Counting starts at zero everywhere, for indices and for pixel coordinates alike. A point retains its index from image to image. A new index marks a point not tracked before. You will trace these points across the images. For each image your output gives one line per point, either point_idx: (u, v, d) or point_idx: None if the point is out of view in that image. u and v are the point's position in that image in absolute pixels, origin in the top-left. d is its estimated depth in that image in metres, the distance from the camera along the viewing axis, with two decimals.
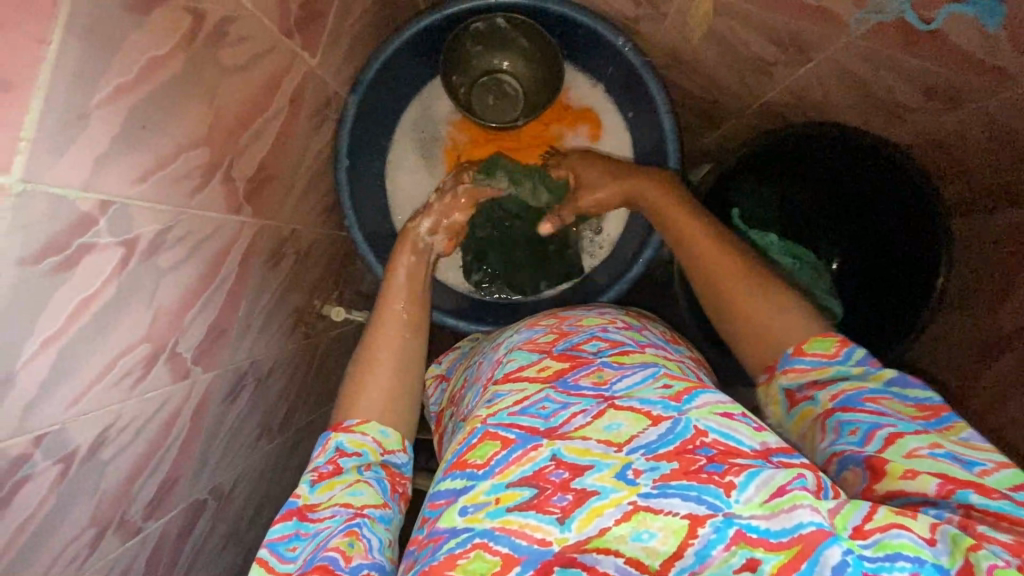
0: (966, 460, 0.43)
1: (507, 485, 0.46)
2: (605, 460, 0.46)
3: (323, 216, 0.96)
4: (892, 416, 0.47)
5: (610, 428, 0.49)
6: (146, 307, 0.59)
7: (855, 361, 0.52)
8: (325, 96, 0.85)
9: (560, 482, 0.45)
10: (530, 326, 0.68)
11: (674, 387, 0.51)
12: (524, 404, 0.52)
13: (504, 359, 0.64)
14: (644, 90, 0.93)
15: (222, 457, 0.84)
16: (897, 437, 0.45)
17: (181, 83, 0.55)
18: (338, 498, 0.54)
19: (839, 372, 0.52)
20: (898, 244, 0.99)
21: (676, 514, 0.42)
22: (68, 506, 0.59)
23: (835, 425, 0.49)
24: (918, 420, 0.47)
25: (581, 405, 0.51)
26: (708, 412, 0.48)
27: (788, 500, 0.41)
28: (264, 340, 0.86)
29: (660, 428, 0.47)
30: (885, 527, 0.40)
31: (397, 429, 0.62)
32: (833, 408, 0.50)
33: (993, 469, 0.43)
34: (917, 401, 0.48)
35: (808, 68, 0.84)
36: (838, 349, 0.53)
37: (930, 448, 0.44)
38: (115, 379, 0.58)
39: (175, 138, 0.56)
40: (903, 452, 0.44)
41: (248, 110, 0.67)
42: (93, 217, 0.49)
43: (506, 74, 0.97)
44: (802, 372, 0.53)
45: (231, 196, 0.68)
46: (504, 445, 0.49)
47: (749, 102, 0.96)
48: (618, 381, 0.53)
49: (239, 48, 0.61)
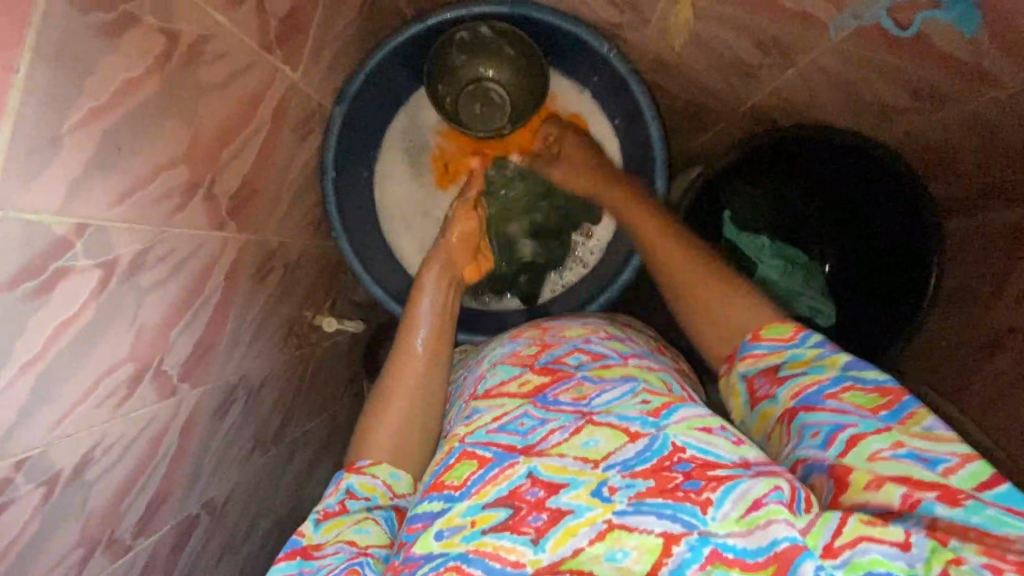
0: (929, 459, 0.43)
1: (483, 506, 0.46)
2: (581, 477, 0.46)
3: (311, 228, 0.96)
4: (854, 415, 0.47)
5: (588, 445, 0.49)
6: (129, 327, 0.59)
7: (811, 346, 0.52)
8: (310, 108, 0.85)
9: (535, 500, 0.45)
10: (513, 339, 0.69)
11: (652, 402, 0.52)
12: (502, 422, 0.53)
13: (486, 372, 0.64)
14: (632, 96, 0.93)
15: (215, 471, 0.84)
16: (859, 439, 0.45)
17: (158, 104, 0.55)
18: (344, 535, 0.53)
19: (797, 358, 0.52)
20: (888, 246, 0.98)
21: (650, 532, 0.42)
22: (54, 527, 0.59)
23: (798, 428, 0.49)
24: (879, 412, 0.47)
25: (559, 421, 0.51)
26: (686, 428, 0.48)
27: (764, 514, 0.41)
28: (254, 353, 0.86)
29: (638, 445, 0.48)
30: (853, 543, 0.40)
31: (408, 473, 0.62)
32: (795, 408, 0.50)
33: (957, 465, 0.42)
34: (876, 385, 0.48)
35: (792, 71, 0.84)
36: (794, 334, 0.54)
37: (892, 450, 0.44)
38: (98, 399, 0.58)
39: (152, 158, 0.56)
40: (864, 456, 0.44)
41: (229, 127, 0.67)
42: (69, 241, 0.49)
43: (491, 82, 0.97)
44: (759, 358, 0.54)
45: (214, 212, 0.68)
46: (481, 464, 0.49)
47: (737, 106, 0.96)
48: (598, 396, 0.53)
49: (217, 66, 0.61)
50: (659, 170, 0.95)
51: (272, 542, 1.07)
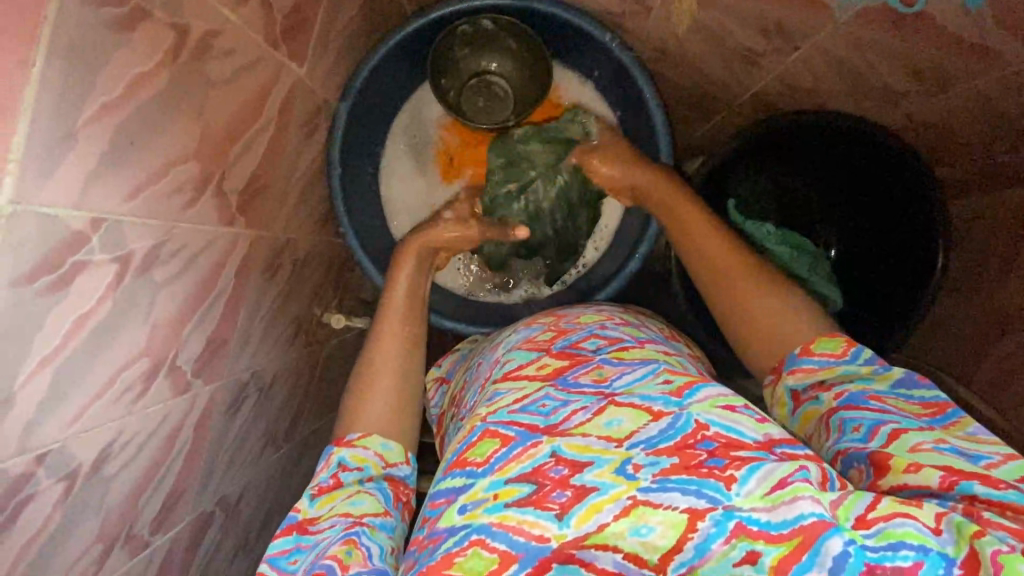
0: (972, 454, 0.44)
1: (506, 481, 0.47)
2: (605, 455, 0.47)
3: (319, 225, 0.97)
4: (898, 414, 0.48)
5: (611, 425, 0.49)
6: (144, 323, 0.59)
7: (864, 361, 0.53)
8: (315, 105, 0.85)
9: (560, 478, 0.46)
10: (528, 325, 0.69)
11: (674, 381, 0.52)
12: (524, 403, 0.53)
13: (503, 358, 0.64)
14: (633, 84, 0.93)
15: (227, 470, 0.87)
16: (900, 432, 0.46)
17: (169, 98, 0.54)
18: (339, 509, 0.54)
19: (847, 371, 0.53)
20: (896, 232, 0.99)
21: (675, 508, 0.43)
22: (74, 522, 0.59)
23: (838, 423, 0.50)
24: (924, 418, 0.48)
25: (581, 403, 0.52)
26: (708, 406, 0.49)
27: (788, 492, 0.42)
28: (264, 350, 0.89)
29: (661, 424, 0.48)
30: (889, 516, 0.40)
31: (399, 442, 0.62)
32: (838, 407, 0.51)
33: (999, 461, 0.44)
34: (924, 399, 0.50)
35: (795, 57, 0.84)
36: (847, 349, 0.54)
37: (934, 442, 0.45)
38: (116, 394, 0.58)
39: (165, 153, 0.56)
40: (907, 447, 0.45)
41: (237, 122, 0.66)
42: (85, 235, 0.49)
43: (495, 75, 0.97)
44: (810, 372, 0.54)
45: (225, 208, 0.68)
46: (504, 442, 0.50)
47: (740, 93, 0.97)
48: (618, 378, 0.54)
49: (224, 61, 0.61)
50: (663, 159, 0.95)
51: None
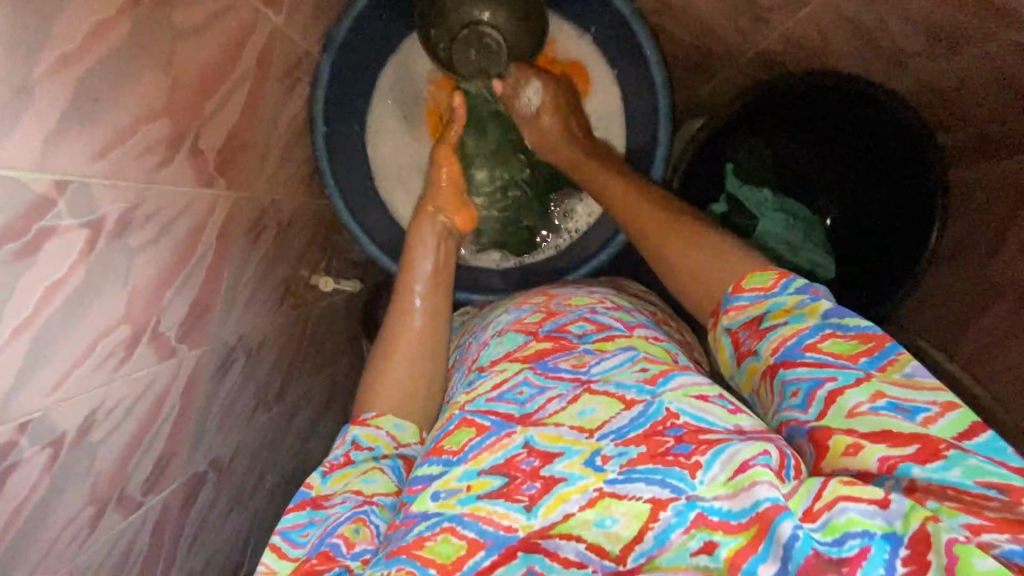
0: (909, 409, 0.43)
1: (479, 472, 0.49)
2: (575, 446, 0.49)
3: (303, 185, 0.94)
4: (833, 367, 0.46)
5: (583, 414, 0.51)
6: (122, 290, 0.58)
7: (792, 292, 0.52)
8: (296, 57, 0.80)
9: (530, 470, 0.48)
10: (519, 306, 0.69)
11: (650, 370, 0.54)
12: (502, 391, 0.55)
13: (490, 340, 0.65)
14: (634, 42, 0.89)
15: (218, 431, 0.88)
16: (837, 394, 0.45)
17: (134, 50, 0.50)
18: (351, 485, 0.55)
19: (776, 304, 0.52)
20: (898, 200, 0.98)
21: (638, 499, 0.44)
22: (63, 488, 0.59)
23: (780, 385, 0.49)
24: (858, 360, 0.46)
25: (558, 390, 0.54)
26: (682, 394, 0.50)
27: (748, 477, 0.42)
28: (250, 313, 0.88)
29: (632, 412, 0.50)
30: (832, 503, 0.41)
31: (413, 423, 0.64)
32: (775, 364, 0.49)
33: (936, 415, 0.42)
34: (860, 332, 0.48)
35: (804, 13, 0.82)
36: (776, 282, 0.54)
37: (871, 403, 0.44)
38: (97, 361, 0.57)
39: (132, 110, 0.52)
40: (844, 413, 0.44)
41: (212, 75, 0.62)
42: (51, 200, 0.46)
43: (487, 26, 0.91)
44: (740, 310, 0.55)
45: (202, 168, 0.65)
46: (479, 432, 0.52)
47: (745, 50, 0.94)
48: (596, 364, 0.56)
49: (193, 8, 0.56)
50: (664, 118, 0.92)
51: (280, 494, 1.13)
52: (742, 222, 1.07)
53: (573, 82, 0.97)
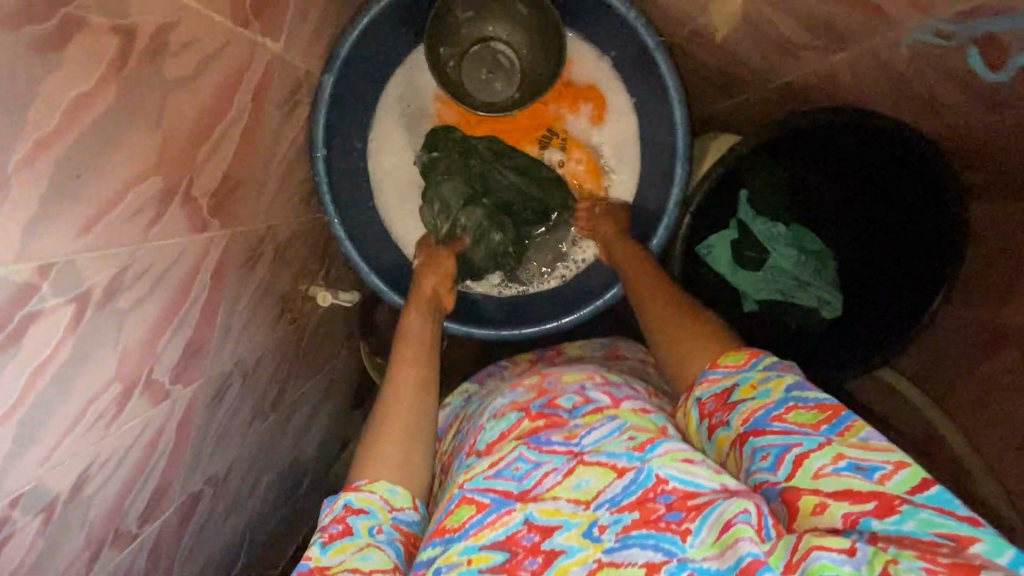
0: (866, 469, 0.45)
1: (481, 547, 0.49)
2: (573, 518, 0.49)
3: (301, 204, 0.90)
4: (798, 434, 0.49)
5: (579, 487, 0.51)
6: (112, 350, 0.55)
7: (760, 369, 0.56)
8: (296, 79, 0.75)
9: (531, 545, 0.48)
10: (513, 387, 0.67)
11: (638, 437, 0.54)
12: (498, 467, 0.54)
13: (487, 423, 0.63)
14: (654, 69, 0.84)
15: (214, 452, 0.88)
16: (802, 458, 0.47)
17: (120, 115, 0.46)
18: (349, 563, 0.54)
19: (746, 378, 0.56)
20: (917, 239, 0.97)
21: (634, 565, 0.45)
22: (58, 541, 0.59)
23: (751, 452, 0.51)
24: (820, 427, 0.49)
25: (553, 463, 0.53)
26: (669, 459, 0.51)
27: (732, 535, 0.44)
28: (247, 338, 0.86)
29: (625, 480, 0.50)
30: (807, 552, 0.42)
31: (406, 486, 0.61)
32: (745, 433, 0.52)
33: (891, 472, 0.45)
34: (819, 402, 0.51)
35: (841, 56, 0.76)
36: (748, 360, 0.57)
37: (832, 465, 0.46)
38: (89, 423, 0.56)
39: (120, 176, 0.48)
40: (808, 475, 0.47)
41: (206, 119, 0.58)
42: (35, 285, 0.43)
43: (500, 44, 0.89)
44: (714, 382, 0.57)
45: (196, 215, 0.61)
46: (479, 509, 0.51)
47: (771, 81, 0.89)
48: (587, 434, 0.56)
49: (185, 57, 0.51)
50: (682, 159, 0.86)
51: (274, 497, 1.15)
52: (751, 256, 1.05)
53: (588, 108, 0.93)
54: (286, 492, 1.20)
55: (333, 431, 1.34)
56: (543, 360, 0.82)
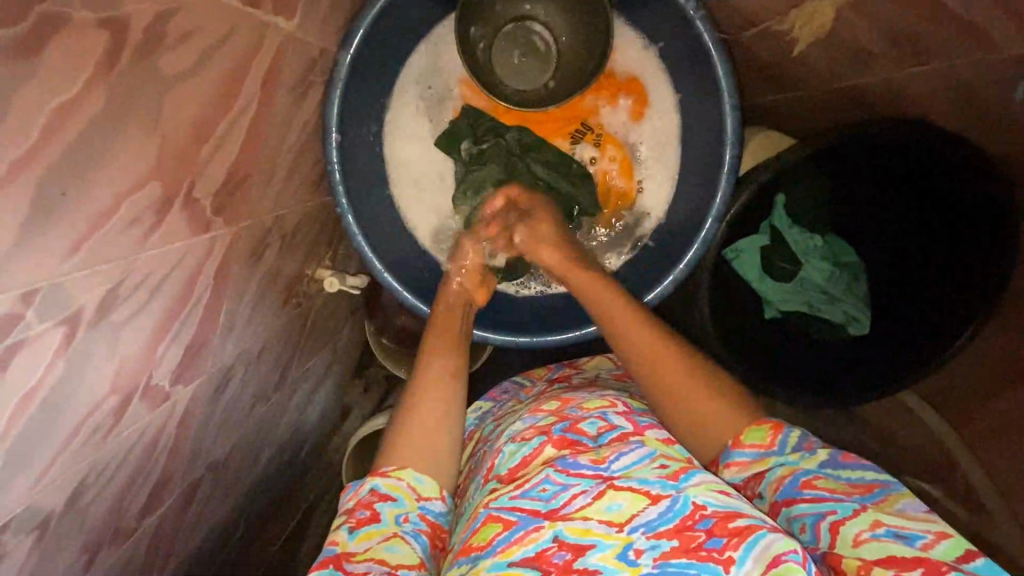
0: (907, 535, 0.47)
1: (509, 564, 0.46)
2: (606, 540, 0.47)
3: (311, 189, 0.84)
4: (833, 501, 0.50)
5: (612, 509, 0.48)
6: (107, 365, 0.51)
7: (791, 448, 0.55)
8: (311, 59, 0.68)
9: (562, 564, 0.46)
10: (532, 410, 0.63)
11: (670, 466, 0.52)
12: (524, 488, 0.52)
13: (504, 447, 0.59)
14: (707, 67, 0.76)
15: (216, 441, 0.86)
16: (839, 526, 0.48)
17: (108, 120, 0.41)
18: (375, 552, 0.52)
19: (775, 460, 0.55)
20: (963, 268, 0.89)
21: None
22: (53, 548, 0.57)
23: (788, 523, 0.51)
24: (852, 496, 0.50)
25: (581, 485, 0.50)
26: (704, 488, 0.49)
27: (783, 571, 0.43)
28: (251, 329, 0.82)
29: (659, 507, 0.48)
30: None
31: (433, 476, 0.59)
32: (778, 502, 0.52)
33: (932, 541, 0.46)
34: (851, 479, 0.52)
35: (925, 69, 0.68)
36: (772, 437, 0.56)
37: (871, 531, 0.47)
38: (84, 438, 0.53)
39: (112, 186, 0.43)
40: (850, 542, 0.47)
41: (210, 113, 0.51)
42: (17, 313, 0.39)
43: (537, 25, 0.84)
44: (743, 466, 0.56)
45: (198, 216, 0.56)
46: (506, 527, 0.49)
47: (828, 83, 0.80)
48: (616, 459, 0.52)
49: (186, 47, 0.45)
50: (727, 172, 0.79)
51: (272, 474, 1.14)
52: (783, 265, 0.98)
53: (629, 101, 0.86)
54: (286, 468, 1.19)
55: (335, 407, 1.32)
56: (560, 380, 0.78)
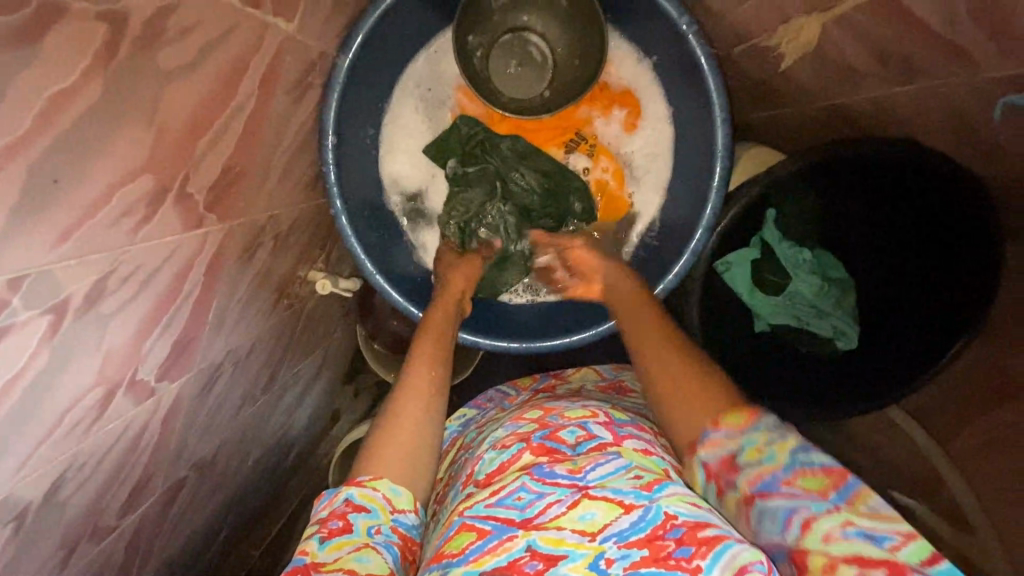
0: (876, 537, 0.44)
1: (481, 574, 0.46)
2: (578, 549, 0.47)
3: (306, 189, 0.85)
4: (805, 498, 0.47)
5: (585, 518, 0.49)
6: (93, 356, 0.51)
7: (764, 431, 0.52)
8: (309, 61, 0.68)
9: (534, 573, 0.46)
10: (514, 417, 0.63)
11: (644, 477, 0.52)
12: (499, 495, 0.52)
13: (484, 452, 0.60)
14: (699, 83, 0.78)
15: (202, 439, 0.85)
16: (811, 522, 0.46)
17: (103, 111, 0.41)
18: (345, 561, 0.51)
19: (750, 444, 0.51)
20: (947, 283, 0.90)
21: None
22: (30, 542, 0.56)
23: (756, 513, 0.49)
24: (828, 493, 0.47)
25: (556, 494, 0.50)
26: (677, 499, 0.50)
27: None
28: (241, 328, 0.82)
29: (632, 516, 0.48)
30: None
31: (409, 487, 0.58)
32: (751, 494, 0.49)
33: (900, 543, 0.44)
34: (825, 467, 0.49)
35: (909, 88, 0.70)
36: (749, 421, 0.53)
37: (841, 529, 0.45)
38: (66, 429, 0.52)
39: (105, 177, 0.43)
40: (818, 539, 0.45)
41: (206, 109, 0.52)
42: (4, 300, 0.39)
43: (533, 35, 0.86)
44: (717, 446, 0.52)
45: (191, 211, 0.56)
46: (479, 535, 0.49)
47: (818, 100, 0.82)
48: (592, 469, 0.53)
49: (184, 42, 0.46)
50: (717, 187, 0.80)
51: (259, 476, 1.13)
52: (772, 279, 1.00)
53: (620, 113, 0.87)
54: (272, 470, 1.18)
55: (325, 410, 1.31)
56: (545, 391, 0.78)
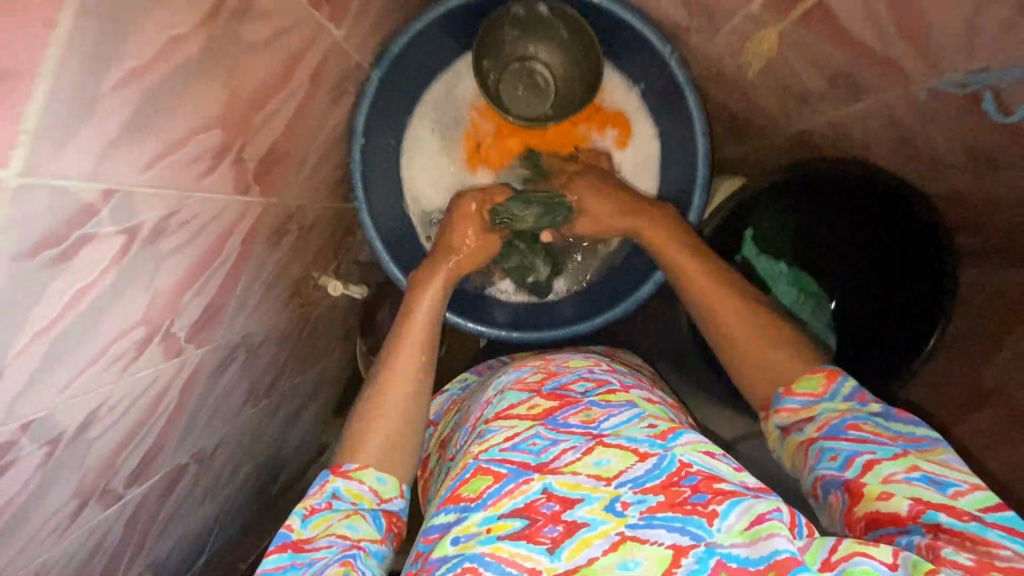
0: (940, 483, 0.48)
1: (500, 516, 0.49)
2: (594, 493, 0.50)
3: (329, 190, 0.93)
4: (873, 443, 0.52)
5: (600, 464, 0.52)
6: (144, 292, 0.56)
7: (842, 399, 0.57)
8: (348, 69, 0.79)
9: (551, 514, 0.49)
10: (518, 368, 0.68)
11: (658, 426, 0.55)
12: (515, 441, 0.54)
13: (493, 399, 0.63)
14: (683, 104, 0.90)
15: (208, 425, 0.87)
16: (873, 464, 0.50)
17: (197, 65, 0.50)
18: (335, 529, 0.55)
19: (827, 409, 0.57)
20: (908, 291, 0.99)
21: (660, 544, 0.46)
22: (52, 480, 0.58)
23: (819, 453, 0.54)
24: (897, 441, 0.52)
25: (570, 442, 0.54)
26: (692, 449, 0.52)
27: (765, 528, 0.45)
28: (258, 313, 0.87)
29: (647, 464, 0.51)
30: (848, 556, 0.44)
31: (395, 475, 0.62)
32: (818, 436, 0.55)
33: (966, 490, 0.47)
34: (901, 430, 0.53)
35: (857, 107, 0.82)
36: (825, 387, 0.58)
37: (904, 473, 0.49)
38: (108, 362, 0.56)
39: (186, 123, 0.51)
40: (879, 478, 0.49)
41: (268, 87, 0.61)
42: (95, 208, 0.45)
43: (539, 63, 0.95)
44: (792, 411, 0.58)
45: (241, 176, 0.64)
46: (496, 479, 0.52)
47: (784, 125, 0.95)
48: (606, 420, 0.56)
49: (263, 24, 0.56)
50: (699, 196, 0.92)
51: (251, 485, 1.12)
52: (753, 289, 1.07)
53: (613, 131, 0.99)
54: (263, 484, 1.16)
55: (319, 428, 1.31)
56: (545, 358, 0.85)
